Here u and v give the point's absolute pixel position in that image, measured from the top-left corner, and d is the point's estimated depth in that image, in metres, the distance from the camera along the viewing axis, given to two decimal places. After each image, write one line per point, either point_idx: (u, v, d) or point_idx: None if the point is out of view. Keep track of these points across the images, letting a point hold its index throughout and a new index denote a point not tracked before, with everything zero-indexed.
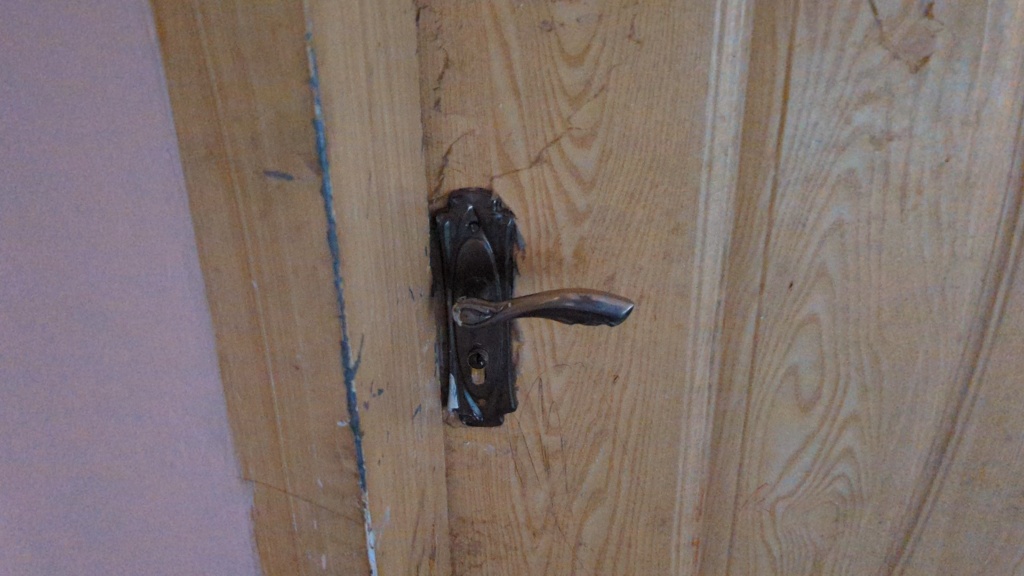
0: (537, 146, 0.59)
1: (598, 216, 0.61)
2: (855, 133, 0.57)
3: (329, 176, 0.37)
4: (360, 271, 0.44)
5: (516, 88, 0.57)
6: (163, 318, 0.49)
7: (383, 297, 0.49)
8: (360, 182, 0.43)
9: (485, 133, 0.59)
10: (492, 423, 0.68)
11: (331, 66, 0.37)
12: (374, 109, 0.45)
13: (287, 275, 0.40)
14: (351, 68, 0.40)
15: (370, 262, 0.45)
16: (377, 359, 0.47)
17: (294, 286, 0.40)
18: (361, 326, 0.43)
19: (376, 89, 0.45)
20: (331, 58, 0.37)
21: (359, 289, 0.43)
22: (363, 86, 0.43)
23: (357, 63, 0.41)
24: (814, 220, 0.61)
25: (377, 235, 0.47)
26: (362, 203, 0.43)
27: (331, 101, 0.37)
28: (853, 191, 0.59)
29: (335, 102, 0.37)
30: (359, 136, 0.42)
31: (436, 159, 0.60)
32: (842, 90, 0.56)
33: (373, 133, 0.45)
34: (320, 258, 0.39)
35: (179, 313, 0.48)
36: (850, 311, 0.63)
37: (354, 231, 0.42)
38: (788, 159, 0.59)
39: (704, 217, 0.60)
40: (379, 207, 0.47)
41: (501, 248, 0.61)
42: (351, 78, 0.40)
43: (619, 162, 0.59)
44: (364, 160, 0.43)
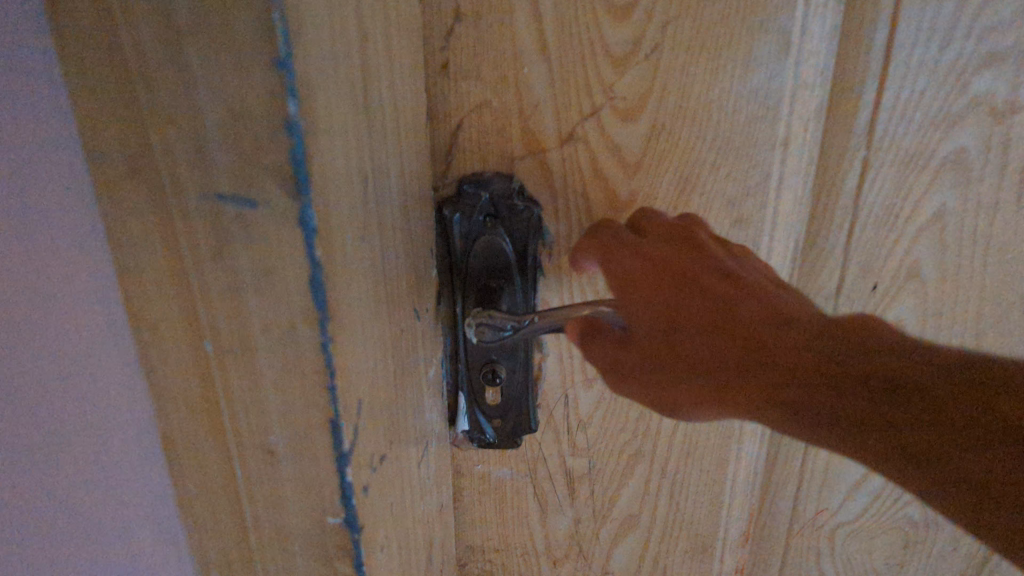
0: (571, 120, 0.47)
1: (644, 205, 0.49)
2: (972, 104, 0.46)
3: (309, 200, 0.26)
4: (357, 313, 0.32)
5: (546, 47, 0.45)
6: (87, 372, 0.37)
7: (384, 332, 0.37)
8: (353, 195, 0.31)
9: (505, 104, 0.47)
10: (508, 445, 0.57)
11: (313, 37, 0.25)
12: (370, 89, 0.33)
13: (252, 335, 0.28)
14: (338, 34, 0.28)
15: (368, 296, 0.34)
16: (379, 414, 0.36)
17: (266, 348, 0.28)
18: (359, 389, 0.32)
19: (371, 60, 0.33)
20: (313, 24, 0.25)
21: (357, 339, 0.32)
22: (354, 58, 0.30)
23: (347, 26, 0.29)
24: (909, 211, 0.49)
25: (378, 257, 0.35)
26: (357, 222, 0.32)
27: (312, 91, 0.25)
28: (960, 175, 0.48)
29: (318, 87, 0.25)
30: (350, 131, 0.30)
31: (443, 135, 0.48)
32: (959, 48, 0.44)
33: (370, 120, 0.33)
34: (299, 312, 0.27)
35: (102, 361, 0.36)
36: (942, 318, 0.52)
37: (349, 263, 0.31)
38: (884, 135, 0.47)
39: (778, 204, 0.49)
40: (378, 217, 0.35)
41: (523, 243, 0.50)
42: (338, 49, 0.28)
43: (673, 140, 0.47)
44: (358, 163, 0.31)
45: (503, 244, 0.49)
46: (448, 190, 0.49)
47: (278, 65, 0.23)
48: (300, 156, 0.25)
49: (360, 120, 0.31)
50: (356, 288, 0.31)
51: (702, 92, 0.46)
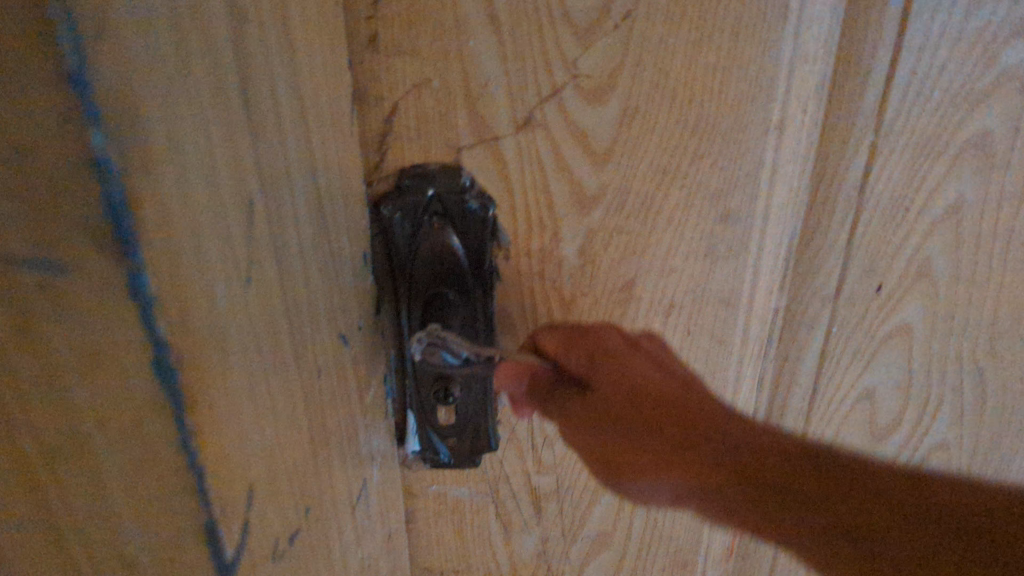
0: (528, 102, 0.39)
1: (616, 199, 0.42)
2: (1000, 80, 0.39)
3: (143, 262, 0.18)
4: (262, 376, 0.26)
5: (496, 16, 0.37)
6: None
7: (300, 381, 0.30)
8: (243, 229, 0.23)
9: (448, 84, 0.39)
10: (466, 465, 0.51)
11: (140, 32, 0.17)
12: (265, 86, 0.25)
13: (85, 434, 0.20)
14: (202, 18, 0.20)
15: (271, 350, 0.27)
16: (291, 484, 0.29)
17: (105, 459, 0.21)
18: (258, 473, 0.25)
19: (258, 45, 0.25)
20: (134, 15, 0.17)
21: (254, 413, 0.25)
22: (238, 49, 0.23)
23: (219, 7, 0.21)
24: (923, 203, 0.42)
25: (284, 295, 0.28)
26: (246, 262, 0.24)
27: (135, 108, 0.17)
28: (983, 162, 0.41)
29: (151, 101, 0.18)
30: (233, 146, 0.23)
31: (376, 122, 0.40)
32: (989, 14, 0.37)
33: (261, 126, 0.26)
34: (147, 404, 0.20)
35: None
36: (955, 322, 0.46)
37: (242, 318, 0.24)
38: (896, 117, 0.40)
39: (771, 198, 0.42)
40: (282, 245, 0.28)
41: (477, 250, 0.43)
42: (201, 40, 0.20)
43: (648, 124, 0.40)
44: (243, 185, 0.24)
45: (453, 249, 0.42)
46: (388, 189, 0.42)
47: (68, 81, 0.16)
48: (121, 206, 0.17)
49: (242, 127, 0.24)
50: (245, 348, 0.24)
51: (685, 67, 0.38)
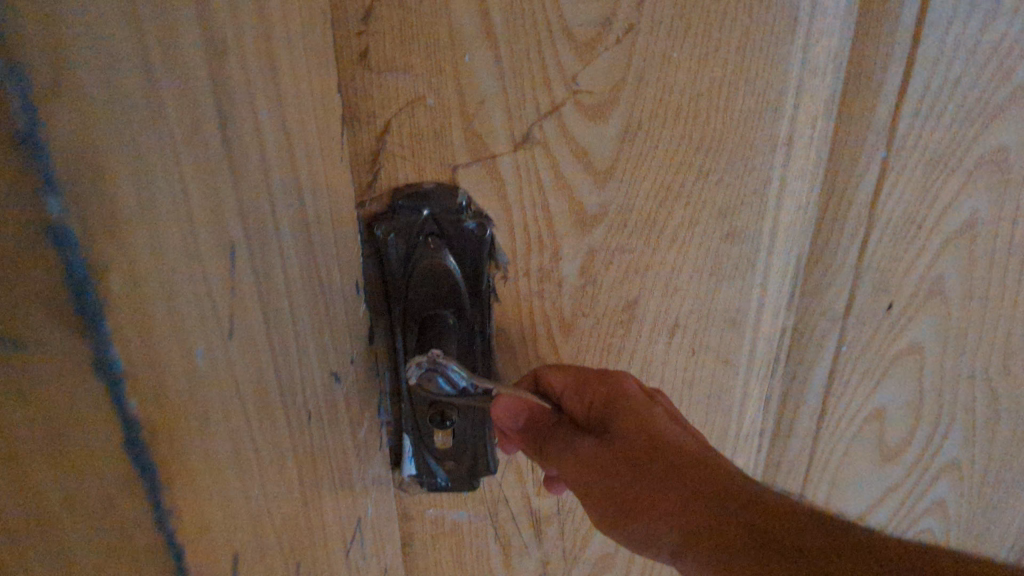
0: (526, 120, 0.38)
1: (618, 218, 0.41)
2: (1017, 93, 0.37)
3: None
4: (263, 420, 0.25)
5: (493, 31, 0.35)
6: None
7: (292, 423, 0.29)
8: (240, 277, 0.22)
9: (443, 101, 0.37)
10: (463, 488, 0.49)
11: None
12: (253, 116, 0.23)
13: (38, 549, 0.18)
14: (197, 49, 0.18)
15: (264, 394, 0.25)
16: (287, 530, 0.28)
17: None
18: (251, 530, 0.24)
19: (253, 73, 0.23)
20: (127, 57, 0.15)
21: (246, 470, 0.23)
22: (222, 80, 0.21)
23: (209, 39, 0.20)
24: (935, 220, 0.41)
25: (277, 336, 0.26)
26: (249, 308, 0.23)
27: None
28: (997, 177, 0.39)
29: None
30: (225, 188, 0.21)
31: (367, 141, 0.38)
32: (1006, 26, 0.36)
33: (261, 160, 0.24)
34: None
35: None
36: (967, 340, 0.45)
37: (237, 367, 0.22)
38: (908, 132, 0.39)
39: (778, 215, 0.41)
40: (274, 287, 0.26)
41: (471, 269, 0.41)
42: (201, 80, 0.19)
43: (651, 141, 0.38)
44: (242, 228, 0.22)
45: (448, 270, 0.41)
46: (381, 210, 0.40)
47: (11, 143, 0.12)
48: (89, 305, 0.14)
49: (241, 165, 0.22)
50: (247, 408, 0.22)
51: (688, 82, 0.37)
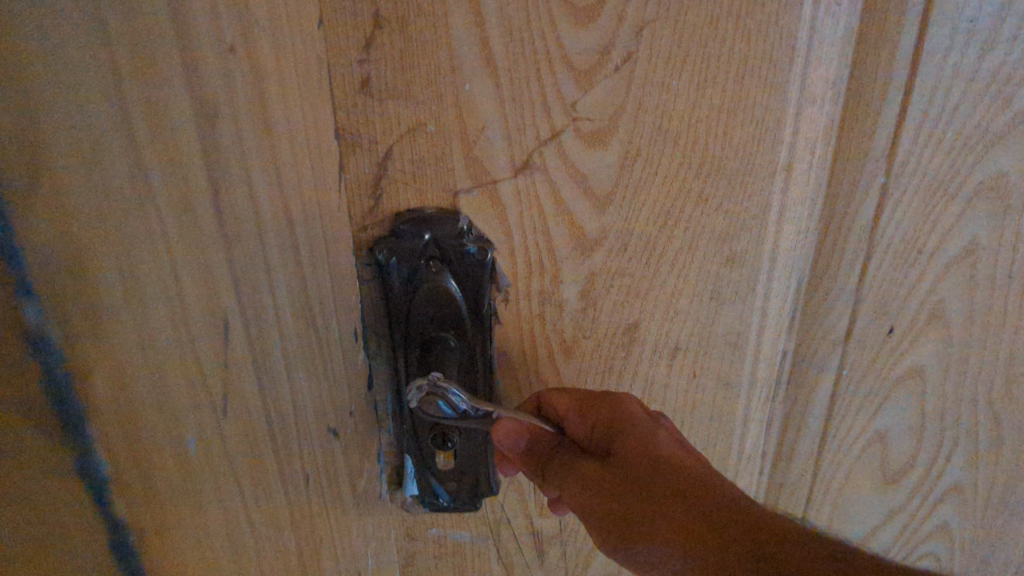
0: (526, 146, 0.38)
1: (618, 242, 0.41)
2: (1015, 121, 0.37)
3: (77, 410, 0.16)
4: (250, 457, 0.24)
5: (493, 60, 0.36)
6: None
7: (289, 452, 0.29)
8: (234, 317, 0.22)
9: (444, 128, 0.38)
10: (465, 508, 0.49)
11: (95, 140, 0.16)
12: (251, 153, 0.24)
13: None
14: (167, 96, 0.18)
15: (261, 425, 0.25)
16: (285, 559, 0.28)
17: None
18: (248, 563, 0.24)
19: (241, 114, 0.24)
20: (65, 104, 0.15)
21: (243, 505, 0.23)
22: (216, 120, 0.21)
23: (204, 83, 0.20)
24: (935, 246, 0.41)
25: (269, 368, 0.26)
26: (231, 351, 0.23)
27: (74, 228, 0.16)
28: (997, 203, 0.40)
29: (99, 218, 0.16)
30: (220, 226, 0.21)
31: (369, 166, 0.39)
32: (1003, 55, 0.36)
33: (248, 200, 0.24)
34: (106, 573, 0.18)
35: None
36: (969, 364, 0.45)
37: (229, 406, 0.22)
38: (907, 159, 0.39)
39: (778, 241, 0.41)
40: (266, 321, 0.26)
41: (472, 292, 0.42)
42: (178, 131, 0.19)
43: (650, 167, 0.39)
44: (225, 269, 0.22)
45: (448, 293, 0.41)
46: (382, 234, 0.40)
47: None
48: (50, 347, 0.16)
49: (226, 208, 0.22)
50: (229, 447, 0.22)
51: (686, 110, 0.37)
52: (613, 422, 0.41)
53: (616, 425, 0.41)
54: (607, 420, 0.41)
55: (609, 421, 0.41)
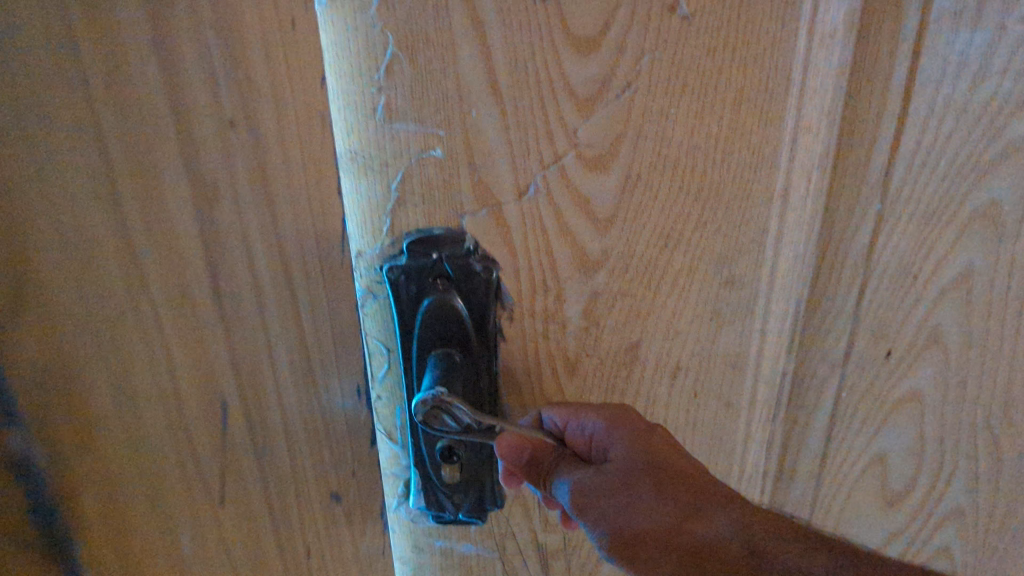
0: (530, 170, 0.40)
1: (619, 264, 0.42)
2: (1007, 151, 0.38)
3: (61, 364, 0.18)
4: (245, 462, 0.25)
5: (498, 88, 0.37)
6: None
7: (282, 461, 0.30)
8: None
9: (451, 154, 0.39)
10: (471, 522, 0.51)
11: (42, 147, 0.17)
12: None
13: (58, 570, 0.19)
14: (96, 110, 0.21)
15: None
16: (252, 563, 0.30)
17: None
18: None
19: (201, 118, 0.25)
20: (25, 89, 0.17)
21: None
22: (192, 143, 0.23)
23: None
24: (931, 271, 0.42)
25: (245, 369, 0.28)
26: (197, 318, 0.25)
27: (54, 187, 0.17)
28: (992, 230, 0.40)
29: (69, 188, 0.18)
30: None
31: (378, 190, 0.40)
32: (994, 87, 0.37)
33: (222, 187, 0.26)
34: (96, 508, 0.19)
35: None
36: (968, 388, 0.45)
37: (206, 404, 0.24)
38: (901, 186, 0.40)
39: (777, 262, 0.42)
40: (244, 321, 0.28)
41: (481, 312, 0.43)
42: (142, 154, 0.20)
43: (650, 191, 0.40)
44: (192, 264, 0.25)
45: (460, 311, 0.42)
46: (394, 253, 0.42)
47: None
48: None
49: (194, 209, 0.25)
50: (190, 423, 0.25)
51: (684, 137, 0.38)
52: (610, 427, 0.42)
53: (613, 429, 0.42)
54: (604, 424, 0.42)
55: (606, 425, 0.42)
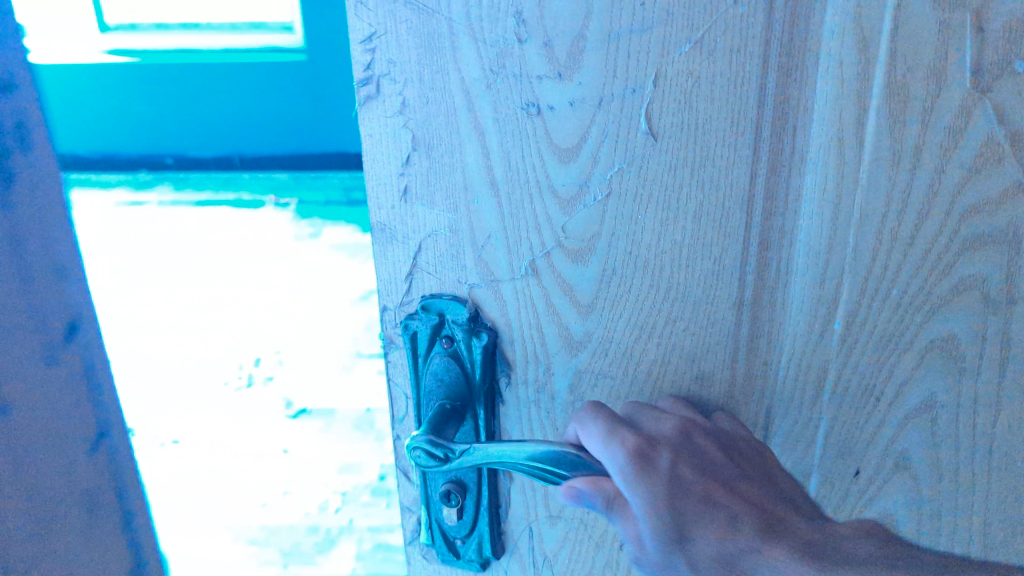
0: (522, 254, 0.46)
1: (600, 347, 0.47)
2: (958, 289, 0.40)
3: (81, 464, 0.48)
4: None
5: (495, 182, 0.44)
6: None
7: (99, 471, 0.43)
8: None
9: (458, 233, 0.46)
10: (471, 564, 0.56)
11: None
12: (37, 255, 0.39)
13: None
14: None
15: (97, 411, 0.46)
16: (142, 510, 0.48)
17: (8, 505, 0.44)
18: None
19: None
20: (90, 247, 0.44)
21: None
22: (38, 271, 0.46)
23: None
24: (892, 397, 0.43)
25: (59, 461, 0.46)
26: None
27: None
28: (950, 364, 0.42)
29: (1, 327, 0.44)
30: None
31: (402, 257, 0.48)
32: (940, 229, 0.39)
33: None
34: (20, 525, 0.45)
35: None
36: (940, 520, 0.46)
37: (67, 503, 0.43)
38: (857, 309, 0.42)
39: (744, 366, 0.45)
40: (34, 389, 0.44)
41: (477, 365, 0.49)
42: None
43: (625, 286, 0.45)
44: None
45: (459, 363, 0.49)
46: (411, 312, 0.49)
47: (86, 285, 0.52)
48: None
49: None
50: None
51: (653, 240, 0.43)
52: (636, 472, 0.41)
53: (640, 475, 0.41)
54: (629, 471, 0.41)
55: (629, 474, 0.41)
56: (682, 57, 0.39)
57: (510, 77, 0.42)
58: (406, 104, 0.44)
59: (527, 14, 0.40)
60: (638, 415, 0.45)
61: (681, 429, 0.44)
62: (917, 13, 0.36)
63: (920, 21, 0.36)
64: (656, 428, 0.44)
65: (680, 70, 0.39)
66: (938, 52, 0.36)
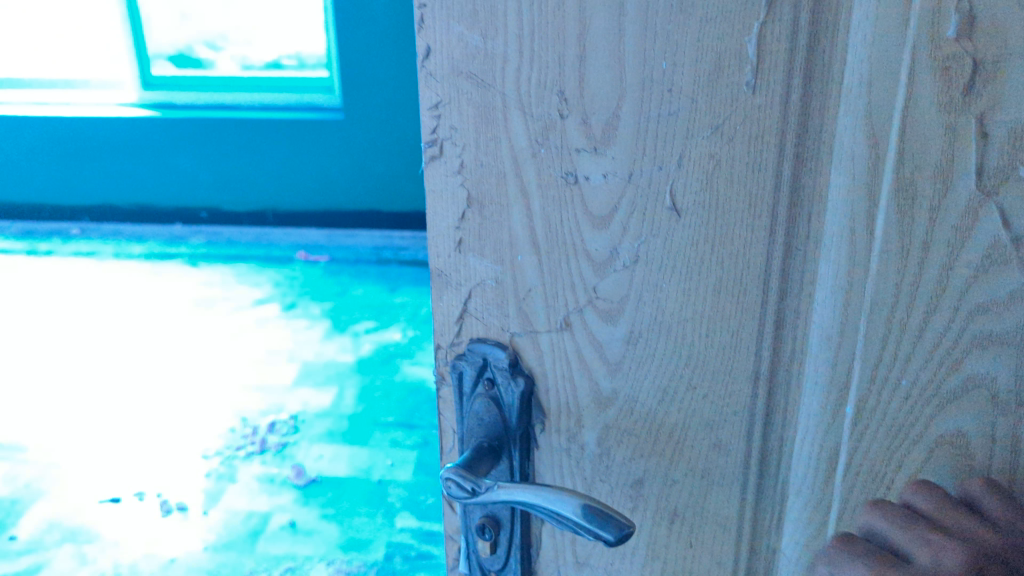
0: (559, 310, 0.49)
1: (626, 405, 0.50)
2: (967, 386, 0.40)
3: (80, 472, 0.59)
4: None
5: (537, 242, 0.48)
6: None
7: None
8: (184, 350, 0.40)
9: (503, 285, 0.50)
10: None
11: None
12: None
13: None
14: None
15: None
16: None
17: None
18: None
19: None
20: None
21: None
22: None
23: None
24: (902, 486, 0.44)
25: None
26: None
27: None
28: (960, 460, 0.42)
29: None
30: None
31: (455, 303, 0.52)
32: (948, 324, 0.40)
33: None
34: None
35: None
36: None
37: None
38: (868, 396, 0.43)
39: (760, 439, 0.47)
40: None
41: (514, 410, 0.52)
42: None
43: (650, 349, 0.48)
44: None
45: (497, 405, 0.53)
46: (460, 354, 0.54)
47: None
48: None
49: None
50: None
51: (676, 309, 0.46)
52: None
53: None
54: None
55: None
56: (704, 141, 0.42)
57: (553, 148, 0.46)
58: (464, 165, 0.48)
59: (568, 93, 0.44)
60: (903, 535, 0.40)
61: (972, 561, 0.37)
62: (925, 115, 0.37)
63: (927, 122, 0.37)
64: (934, 560, 0.38)
65: (703, 152, 0.42)
66: (945, 152, 0.37)
